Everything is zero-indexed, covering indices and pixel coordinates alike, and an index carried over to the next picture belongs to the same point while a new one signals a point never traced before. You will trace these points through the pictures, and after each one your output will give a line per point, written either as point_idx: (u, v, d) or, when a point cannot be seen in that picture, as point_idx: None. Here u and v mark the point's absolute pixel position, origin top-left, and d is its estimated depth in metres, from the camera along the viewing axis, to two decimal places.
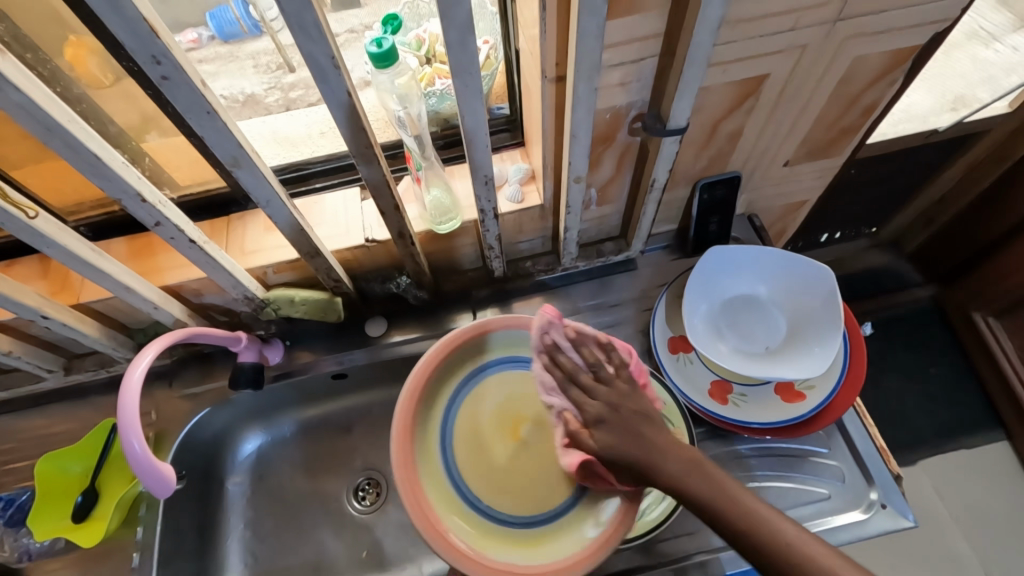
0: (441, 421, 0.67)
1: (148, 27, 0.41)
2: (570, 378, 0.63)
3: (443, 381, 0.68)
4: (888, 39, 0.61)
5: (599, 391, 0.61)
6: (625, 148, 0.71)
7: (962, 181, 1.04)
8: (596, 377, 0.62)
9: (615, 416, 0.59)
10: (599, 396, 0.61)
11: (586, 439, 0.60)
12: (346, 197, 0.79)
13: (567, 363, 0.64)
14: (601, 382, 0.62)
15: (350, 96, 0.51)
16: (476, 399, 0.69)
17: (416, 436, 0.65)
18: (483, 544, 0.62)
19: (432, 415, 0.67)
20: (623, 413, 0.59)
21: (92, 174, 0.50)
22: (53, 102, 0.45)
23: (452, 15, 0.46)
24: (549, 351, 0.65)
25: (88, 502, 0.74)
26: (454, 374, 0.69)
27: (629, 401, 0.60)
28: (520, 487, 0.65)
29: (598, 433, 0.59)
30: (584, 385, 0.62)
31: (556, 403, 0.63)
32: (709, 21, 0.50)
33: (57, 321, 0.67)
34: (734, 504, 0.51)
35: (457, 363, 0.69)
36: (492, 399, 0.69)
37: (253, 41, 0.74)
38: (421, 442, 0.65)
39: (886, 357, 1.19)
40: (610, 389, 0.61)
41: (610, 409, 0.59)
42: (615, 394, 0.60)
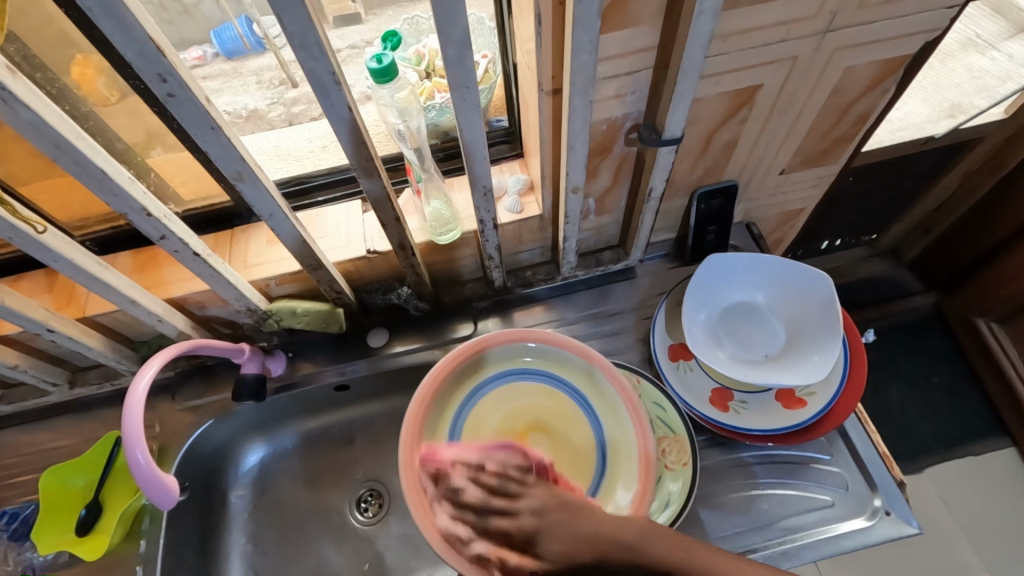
0: (454, 414, 0.68)
1: (155, 47, 0.42)
2: (481, 514, 0.54)
3: (464, 378, 0.70)
4: (879, 49, 0.62)
5: (513, 504, 0.53)
6: (622, 158, 0.71)
7: (961, 187, 1.05)
8: (506, 495, 0.54)
9: (546, 520, 0.50)
10: (518, 510, 0.52)
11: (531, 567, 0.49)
12: (348, 209, 0.80)
13: (469, 499, 0.56)
14: (514, 495, 0.53)
15: (351, 111, 0.52)
16: (494, 400, 0.70)
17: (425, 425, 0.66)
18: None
19: (444, 409, 0.68)
20: (551, 512, 0.50)
21: (99, 189, 0.51)
22: (62, 120, 0.46)
23: (449, 31, 0.47)
24: (449, 497, 0.57)
25: (91, 515, 0.75)
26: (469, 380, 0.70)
27: (552, 500, 0.51)
28: None
29: (540, 551, 0.49)
30: (497, 510, 0.53)
31: (482, 550, 0.53)
32: (700, 34, 0.51)
33: (63, 335, 0.68)
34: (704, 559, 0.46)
35: (473, 369, 0.70)
36: (503, 407, 0.70)
37: (255, 57, 0.76)
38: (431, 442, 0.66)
39: (888, 365, 1.19)
40: (528, 496, 0.52)
41: (537, 515, 0.50)
42: (535, 499, 0.52)
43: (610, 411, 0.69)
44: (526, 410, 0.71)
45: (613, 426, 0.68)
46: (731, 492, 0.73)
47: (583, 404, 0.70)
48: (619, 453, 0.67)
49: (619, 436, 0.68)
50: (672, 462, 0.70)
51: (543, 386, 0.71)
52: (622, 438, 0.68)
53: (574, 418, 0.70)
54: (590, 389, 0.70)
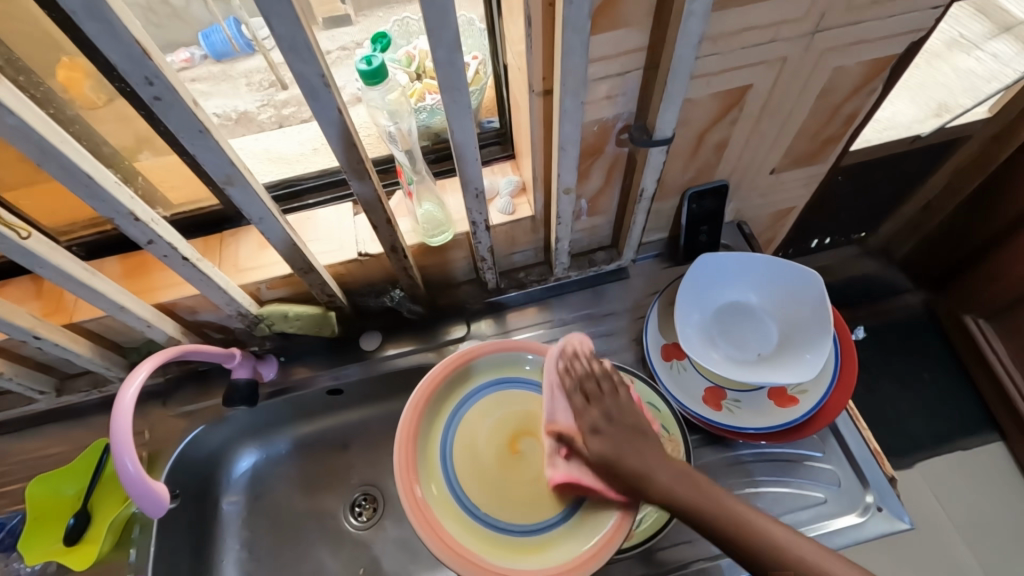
0: (445, 426, 0.67)
1: (140, 50, 0.41)
2: (580, 386, 0.64)
3: (453, 391, 0.69)
4: (865, 50, 0.63)
5: (603, 398, 0.61)
6: (614, 159, 0.72)
7: (946, 187, 1.07)
8: (602, 387, 0.63)
9: (610, 426, 0.59)
10: (602, 405, 0.61)
11: (579, 447, 0.61)
12: (339, 212, 0.79)
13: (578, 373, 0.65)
14: (601, 395, 0.62)
15: (341, 113, 0.51)
16: (483, 409, 0.68)
17: (419, 432, 0.65)
18: (476, 546, 0.60)
19: (436, 418, 0.67)
20: (617, 424, 0.59)
21: (85, 194, 0.51)
22: (47, 125, 0.46)
23: (439, 33, 0.46)
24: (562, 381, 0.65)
25: (80, 524, 0.74)
26: (467, 383, 0.69)
27: (627, 414, 0.60)
28: (518, 496, 0.64)
29: (591, 442, 0.59)
30: (589, 393, 0.63)
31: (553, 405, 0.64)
32: (689, 36, 0.51)
33: (50, 342, 0.67)
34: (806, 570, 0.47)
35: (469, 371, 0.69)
36: (497, 410, 0.69)
37: (244, 59, 0.76)
38: (423, 446, 0.65)
39: (879, 362, 1.20)
40: (611, 403, 0.61)
41: (606, 419, 0.59)
42: (614, 408, 0.60)
43: None
44: (520, 415, 0.68)
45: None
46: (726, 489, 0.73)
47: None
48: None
49: None
50: None
51: (531, 394, 0.70)
52: None
53: None
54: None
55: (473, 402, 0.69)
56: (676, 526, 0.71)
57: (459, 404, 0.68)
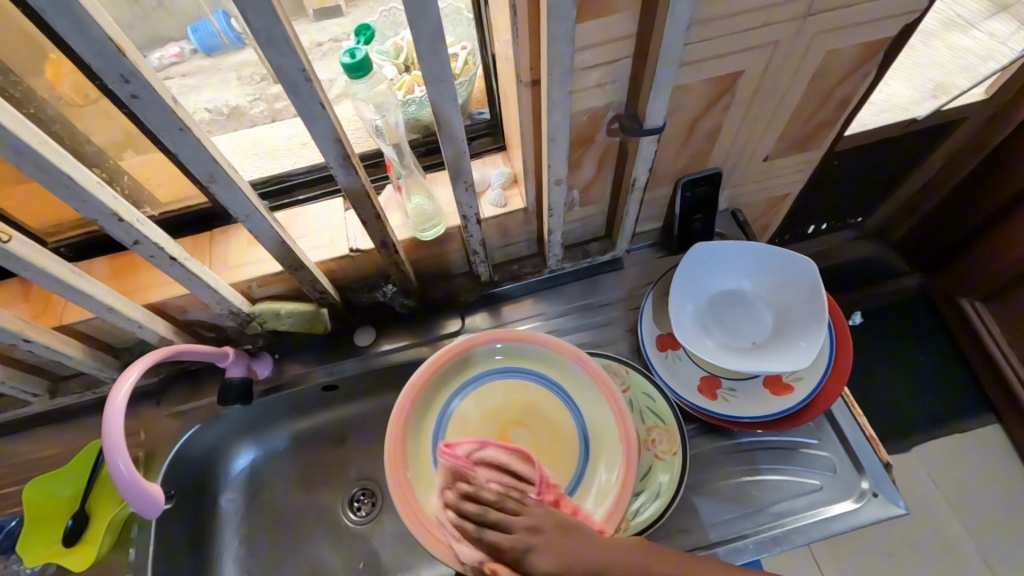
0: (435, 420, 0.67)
1: (114, 47, 0.40)
2: (480, 523, 0.55)
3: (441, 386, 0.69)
4: (860, 32, 0.62)
5: (512, 519, 0.54)
6: (605, 149, 0.71)
7: (945, 168, 1.05)
8: (506, 510, 0.55)
9: (542, 538, 0.51)
10: (517, 526, 0.53)
11: None
12: (329, 208, 0.78)
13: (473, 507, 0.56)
14: (513, 513, 0.54)
15: (324, 108, 0.50)
16: (472, 403, 0.69)
17: (410, 429, 0.66)
18: None
19: (425, 416, 0.68)
20: (548, 531, 0.52)
21: (67, 196, 0.50)
22: (24, 126, 0.45)
23: (421, 24, 0.45)
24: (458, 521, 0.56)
25: (79, 525, 0.74)
26: (454, 377, 0.70)
27: (550, 518, 0.53)
28: None
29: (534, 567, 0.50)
30: (497, 524, 0.54)
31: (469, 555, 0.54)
32: (678, 22, 0.50)
33: (40, 345, 0.66)
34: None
35: (455, 367, 0.70)
36: (485, 403, 0.70)
37: (234, 53, 0.75)
38: (415, 442, 0.66)
39: (876, 346, 1.20)
40: (526, 515, 0.54)
41: (534, 533, 0.52)
42: (533, 519, 0.53)
43: (586, 397, 0.69)
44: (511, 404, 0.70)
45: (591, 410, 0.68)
46: (722, 478, 0.73)
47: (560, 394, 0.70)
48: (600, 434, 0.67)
49: (598, 423, 0.67)
50: (663, 452, 0.70)
51: (515, 382, 0.71)
52: (603, 424, 0.67)
53: (552, 409, 0.69)
54: (559, 372, 0.70)
55: (461, 397, 0.69)
56: (673, 515, 0.71)
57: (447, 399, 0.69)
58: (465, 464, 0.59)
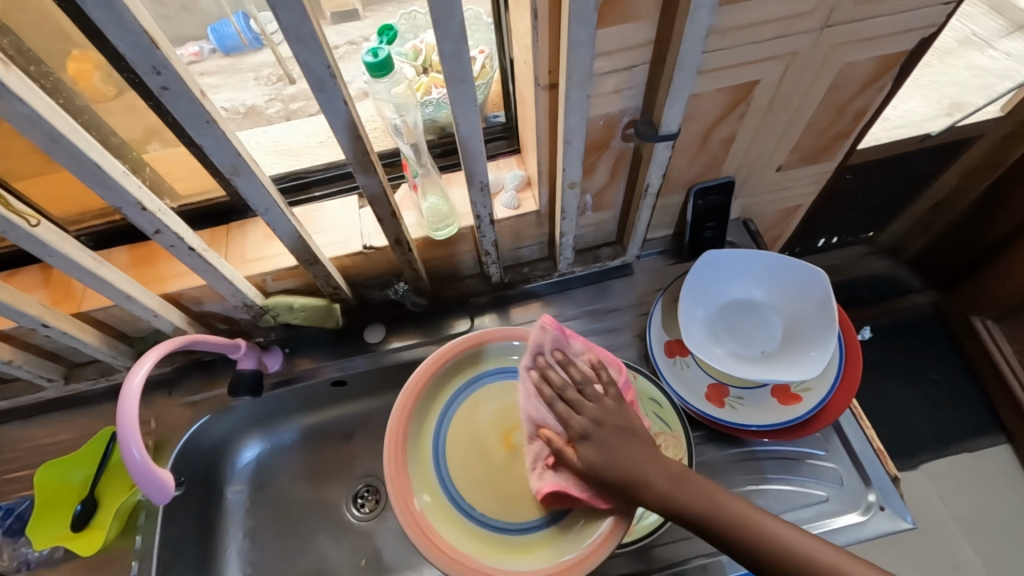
0: (435, 427, 0.68)
1: (149, 40, 0.42)
2: (558, 395, 0.62)
3: (436, 391, 0.69)
4: (876, 46, 0.62)
5: (582, 403, 0.61)
6: (619, 154, 0.71)
7: (959, 185, 1.05)
8: (584, 393, 0.62)
9: (599, 432, 0.58)
10: (585, 412, 0.60)
11: (570, 456, 0.59)
12: (345, 205, 0.79)
13: (556, 378, 0.63)
14: (587, 397, 0.61)
15: (347, 105, 0.51)
16: (470, 408, 0.69)
17: (409, 429, 0.66)
18: (472, 549, 0.61)
19: (424, 419, 0.67)
20: (607, 428, 0.59)
21: (94, 183, 0.51)
22: (56, 114, 0.46)
23: (445, 24, 0.46)
24: (540, 380, 0.63)
25: (87, 511, 0.74)
26: (450, 382, 0.70)
27: (615, 417, 0.59)
28: (510, 494, 0.65)
29: (583, 449, 0.58)
30: (571, 400, 0.61)
31: (539, 417, 0.62)
32: (697, 29, 0.51)
33: (58, 330, 0.67)
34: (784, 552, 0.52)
35: (453, 369, 0.70)
36: (484, 407, 0.70)
37: (253, 53, 0.76)
38: (414, 448, 0.66)
39: (887, 361, 1.19)
40: (596, 405, 0.60)
41: (595, 424, 0.59)
42: (601, 410, 0.60)
43: None
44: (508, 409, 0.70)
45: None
46: (726, 486, 0.73)
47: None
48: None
49: None
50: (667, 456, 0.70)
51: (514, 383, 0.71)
52: None
53: None
54: None
55: (460, 402, 0.69)
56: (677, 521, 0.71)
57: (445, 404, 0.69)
58: (564, 341, 0.66)
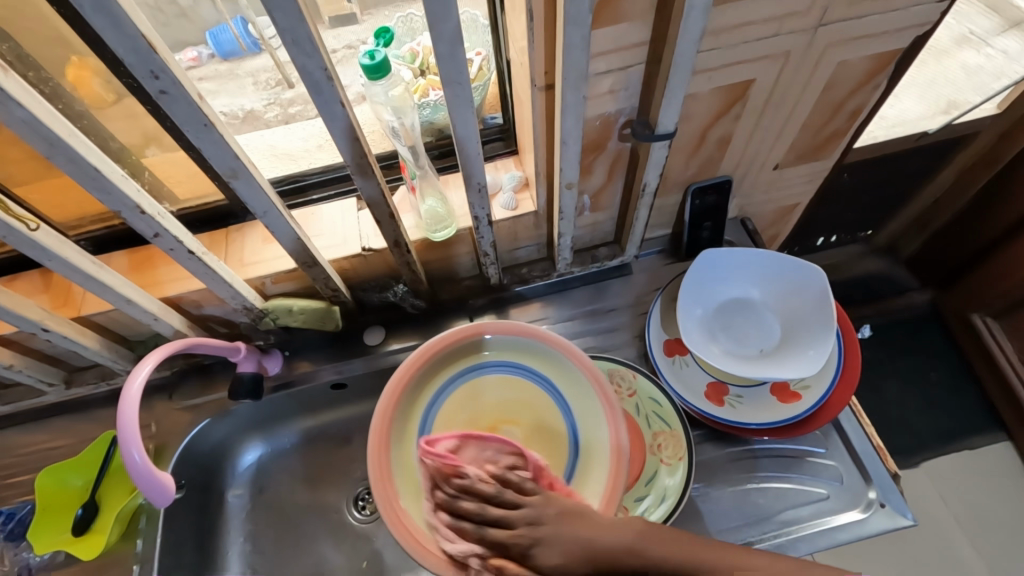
0: (425, 409, 0.68)
1: (146, 43, 0.42)
2: (479, 522, 0.54)
3: (419, 389, 0.68)
4: (872, 44, 0.62)
5: (513, 512, 0.54)
6: (616, 155, 0.72)
7: (954, 184, 1.06)
8: (508, 505, 0.55)
9: (543, 532, 0.52)
10: (519, 518, 0.53)
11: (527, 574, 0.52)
12: (343, 207, 0.80)
13: (467, 507, 0.55)
14: (513, 504, 0.55)
15: (344, 107, 0.52)
16: (460, 399, 0.69)
17: (397, 412, 0.66)
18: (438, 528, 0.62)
19: (414, 404, 0.68)
20: (548, 522, 0.53)
21: (93, 187, 0.51)
22: (55, 118, 0.46)
23: (440, 26, 0.47)
24: (448, 505, 0.56)
25: (88, 515, 0.75)
26: (444, 370, 0.70)
27: (551, 505, 0.54)
28: None
29: (538, 559, 0.51)
30: (496, 520, 0.54)
31: (478, 551, 0.53)
32: (691, 29, 0.51)
33: (58, 335, 0.68)
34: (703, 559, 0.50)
35: (448, 358, 0.70)
36: (477, 397, 0.70)
37: (251, 58, 0.75)
38: (401, 429, 0.66)
39: (885, 359, 1.19)
40: (526, 505, 0.54)
41: (534, 527, 0.53)
42: (532, 508, 0.54)
43: (580, 394, 0.68)
44: (496, 402, 0.70)
45: (578, 402, 0.68)
46: (726, 485, 0.73)
47: (536, 383, 0.70)
48: (589, 438, 0.68)
49: (595, 440, 0.67)
50: (668, 456, 0.71)
51: (512, 378, 0.70)
52: (598, 443, 0.67)
53: (549, 410, 0.69)
54: (554, 371, 0.70)
55: (449, 392, 0.69)
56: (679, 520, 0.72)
57: (437, 391, 0.69)
58: (449, 459, 0.57)
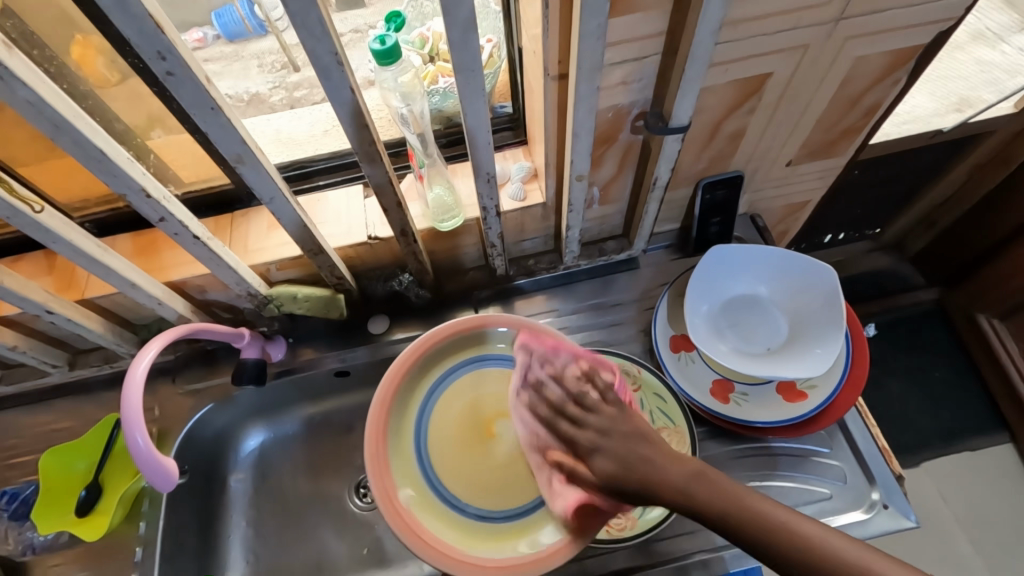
0: (427, 393, 0.68)
1: (153, 24, 0.41)
2: (559, 413, 0.63)
3: (423, 373, 0.68)
4: (893, 38, 0.61)
5: (586, 418, 0.61)
6: (627, 147, 0.71)
7: (966, 183, 1.04)
8: (583, 405, 0.62)
9: (608, 441, 0.58)
10: (589, 424, 0.60)
11: (584, 472, 0.59)
12: (349, 195, 0.79)
13: (552, 396, 0.65)
14: (587, 409, 0.61)
15: (353, 93, 0.51)
16: (464, 387, 0.69)
17: (398, 395, 0.66)
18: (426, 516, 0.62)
19: (415, 388, 0.67)
20: (615, 436, 0.58)
21: (98, 169, 0.51)
22: (60, 99, 0.45)
23: (454, 12, 0.46)
24: (534, 388, 0.66)
25: (92, 497, 0.75)
26: (448, 357, 0.69)
27: (621, 423, 0.59)
28: (486, 482, 0.65)
29: (594, 463, 0.58)
30: (572, 416, 0.62)
31: (549, 440, 0.63)
32: (710, 19, 0.49)
33: (62, 317, 0.67)
34: (746, 512, 0.49)
35: (452, 346, 0.69)
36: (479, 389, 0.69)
37: (256, 40, 0.74)
38: (400, 413, 0.66)
39: (891, 358, 1.18)
40: (598, 415, 0.60)
41: (601, 435, 0.58)
42: (604, 420, 0.59)
43: None
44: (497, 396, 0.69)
45: None
46: None
47: None
48: None
49: None
50: None
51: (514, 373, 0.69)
52: None
53: None
54: None
55: (452, 379, 0.69)
56: None
57: (441, 378, 0.68)
58: (549, 352, 0.67)
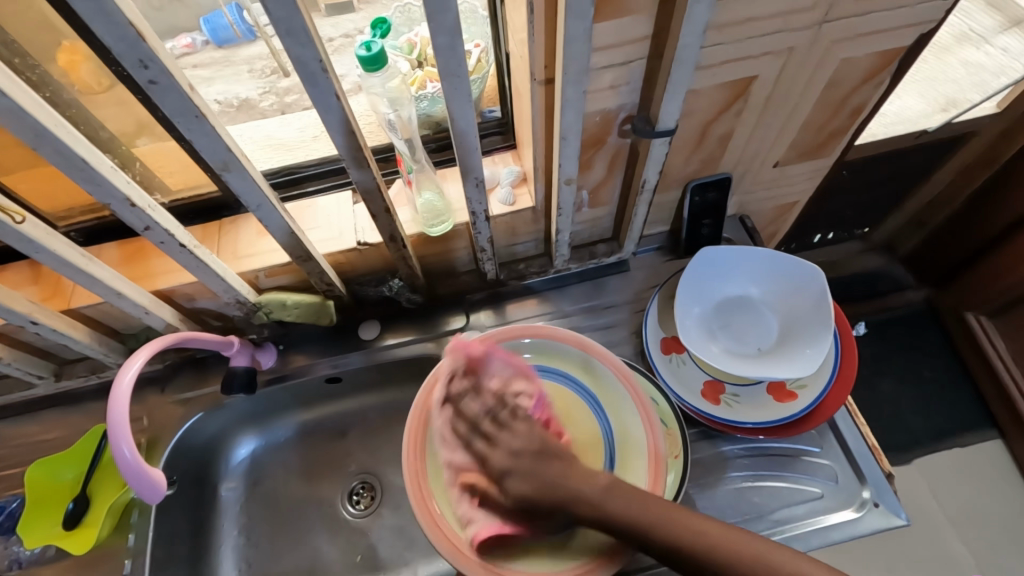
0: None
1: (135, 32, 0.41)
2: (471, 430, 0.64)
3: None
4: (876, 40, 0.62)
5: (503, 438, 0.63)
6: (616, 151, 0.71)
7: (953, 182, 1.06)
8: (496, 422, 0.64)
9: (519, 464, 0.61)
10: (502, 445, 0.62)
11: (495, 494, 0.61)
12: (339, 200, 0.78)
13: (467, 412, 0.65)
14: (502, 426, 0.63)
15: (340, 100, 0.50)
16: None
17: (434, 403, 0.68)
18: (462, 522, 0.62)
19: None
20: (526, 459, 0.61)
21: (81, 179, 0.50)
22: (41, 108, 0.45)
23: (439, 18, 0.45)
24: (451, 403, 0.65)
25: (79, 509, 0.74)
26: None
27: (534, 442, 0.62)
28: None
29: (507, 487, 0.60)
30: (487, 434, 0.63)
31: (458, 459, 0.63)
32: (695, 22, 0.50)
33: (47, 327, 0.66)
34: (658, 520, 0.54)
35: None
36: None
37: (246, 46, 0.75)
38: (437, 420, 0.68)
39: (881, 356, 1.19)
40: (512, 434, 0.63)
41: (513, 457, 0.61)
42: (518, 441, 0.62)
43: (611, 394, 0.70)
44: None
45: (610, 403, 0.69)
46: (722, 484, 0.73)
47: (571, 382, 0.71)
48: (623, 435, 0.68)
49: (629, 433, 0.67)
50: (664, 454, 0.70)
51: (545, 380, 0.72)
52: (631, 436, 0.67)
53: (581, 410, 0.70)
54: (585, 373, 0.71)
55: None
56: None
57: None
58: (472, 361, 0.66)
